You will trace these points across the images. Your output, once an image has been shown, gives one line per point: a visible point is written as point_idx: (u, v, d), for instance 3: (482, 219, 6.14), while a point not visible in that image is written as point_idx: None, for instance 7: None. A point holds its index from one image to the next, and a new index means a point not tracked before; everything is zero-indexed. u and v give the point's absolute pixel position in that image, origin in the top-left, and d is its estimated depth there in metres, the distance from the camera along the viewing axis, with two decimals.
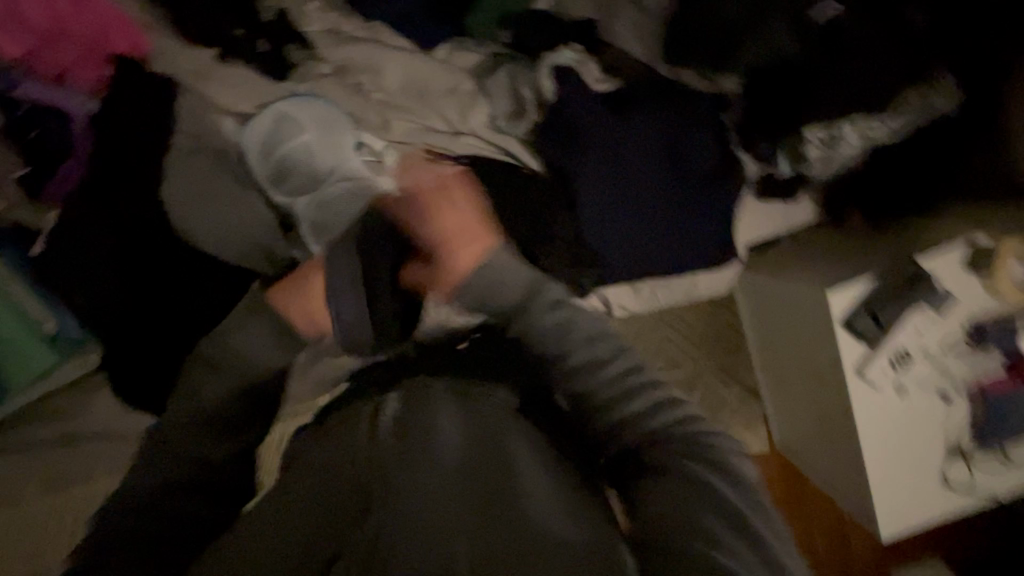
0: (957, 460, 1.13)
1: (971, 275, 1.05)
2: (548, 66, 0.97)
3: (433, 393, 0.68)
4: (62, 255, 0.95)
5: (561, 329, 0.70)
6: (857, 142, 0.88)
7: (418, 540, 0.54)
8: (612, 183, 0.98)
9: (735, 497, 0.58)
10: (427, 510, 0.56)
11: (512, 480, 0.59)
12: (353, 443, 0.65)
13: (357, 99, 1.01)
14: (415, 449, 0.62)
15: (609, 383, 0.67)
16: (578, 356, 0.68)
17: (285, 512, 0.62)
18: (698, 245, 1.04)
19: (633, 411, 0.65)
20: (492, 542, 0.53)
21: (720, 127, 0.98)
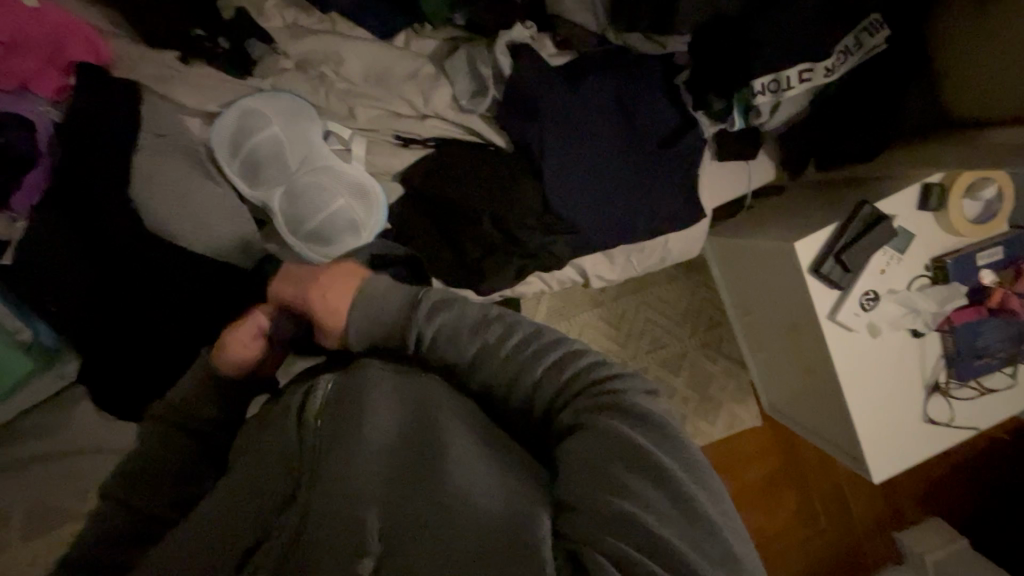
0: (932, 390, 1.18)
1: (925, 213, 1.11)
2: (505, 43, 1.00)
3: (359, 369, 0.61)
4: (31, 265, 0.94)
5: (449, 327, 0.60)
6: (805, 88, 0.93)
7: (333, 528, 0.49)
8: (576, 150, 1.01)
9: (668, 455, 0.49)
10: (340, 485, 0.51)
11: (433, 447, 0.52)
12: (284, 432, 0.60)
13: (321, 90, 1.04)
14: (337, 425, 0.56)
15: (510, 366, 0.58)
16: (471, 353, 0.59)
17: (217, 505, 0.58)
18: (665, 207, 1.08)
19: (538, 384, 0.57)
20: (400, 518, 0.48)
21: (673, 90, 1.03)
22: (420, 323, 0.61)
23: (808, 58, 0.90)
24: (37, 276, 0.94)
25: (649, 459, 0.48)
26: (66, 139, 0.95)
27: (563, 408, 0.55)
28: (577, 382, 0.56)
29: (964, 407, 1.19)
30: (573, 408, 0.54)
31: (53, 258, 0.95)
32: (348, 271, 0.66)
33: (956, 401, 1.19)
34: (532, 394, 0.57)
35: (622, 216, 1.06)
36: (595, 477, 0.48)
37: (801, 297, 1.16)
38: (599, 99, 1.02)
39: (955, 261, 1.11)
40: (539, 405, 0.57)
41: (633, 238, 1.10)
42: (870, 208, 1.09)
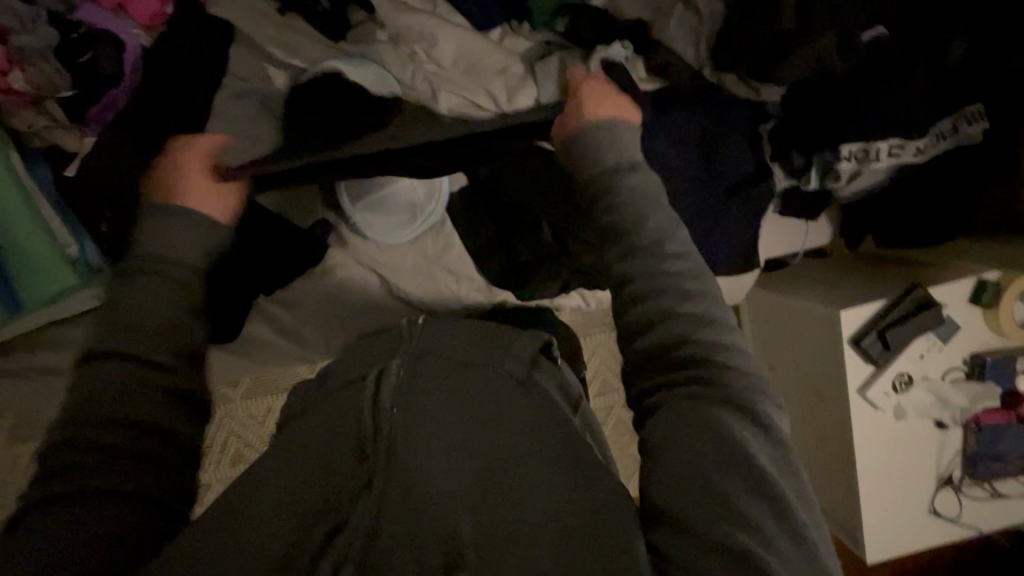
0: (944, 483, 1.18)
1: (976, 307, 1.10)
2: (601, 58, 0.99)
3: (442, 360, 0.60)
4: (92, 181, 0.95)
5: (641, 206, 0.65)
6: (888, 163, 0.93)
7: (432, 535, 0.46)
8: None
9: (777, 467, 0.49)
10: (422, 481, 0.49)
11: (517, 454, 0.51)
12: (356, 408, 0.55)
13: (409, 67, 1.03)
14: (414, 412, 0.54)
15: (663, 270, 0.59)
16: (648, 235, 0.62)
17: (273, 470, 0.53)
18: (722, 251, 1.08)
19: (667, 310, 0.57)
20: (492, 532, 0.46)
21: (755, 138, 1.03)
22: (619, 183, 0.67)
23: (900, 134, 0.91)
24: (98, 194, 0.95)
25: (761, 470, 0.48)
26: (153, 66, 0.95)
27: (671, 364, 0.55)
28: (698, 349, 0.55)
29: (973, 507, 1.18)
30: (683, 384, 0.53)
31: (113, 179, 0.95)
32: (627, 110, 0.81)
33: (967, 498, 1.18)
34: (650, 320, 0.57)
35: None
36: (706, 491, 0.47)
37: (834, 366, 1.16)
38: (682, 133, 1.02)
39: (994, 362, 1.10)
40: (645, 335, 0.57)
41: None
42: (921, 292, 1.09)
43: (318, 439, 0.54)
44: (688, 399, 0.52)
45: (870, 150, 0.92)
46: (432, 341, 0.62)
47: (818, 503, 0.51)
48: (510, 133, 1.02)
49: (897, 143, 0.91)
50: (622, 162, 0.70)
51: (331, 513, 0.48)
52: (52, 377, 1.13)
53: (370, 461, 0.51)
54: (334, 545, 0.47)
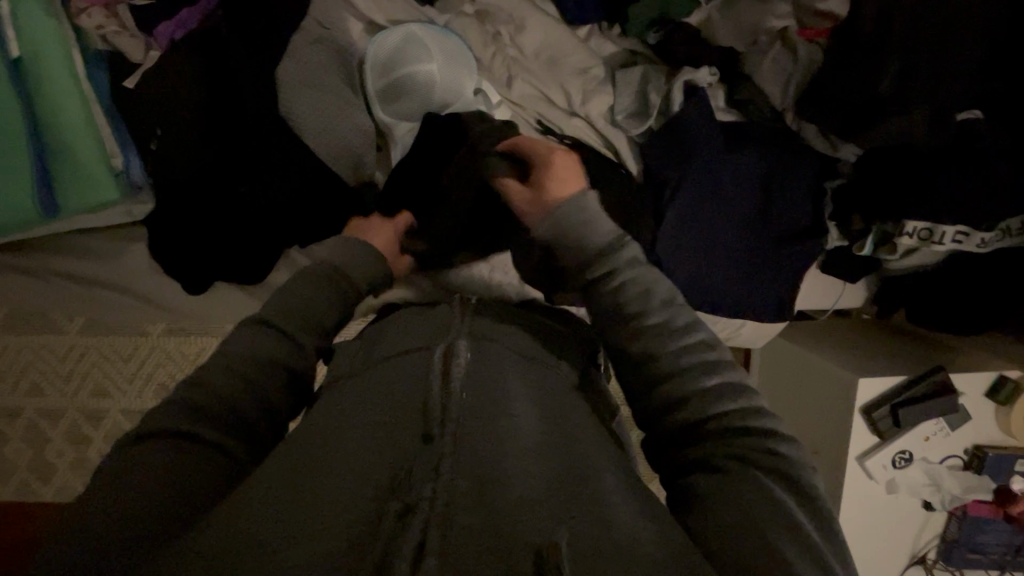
0: (916, 561, 1.21)
1: (990, 402, 1.11)
2: (684, 81, 0.98)
3: (506, 359, 0.62)
4: (151, 96, 0.92)
5: (641, 285, 0.61)
6: (948, 248, 0.93)
7: (504, 518, 0.42)
8: (704, 209, 1.00)
9: (822, 539, 0.46)
10: (491, 465, 0.47)
11: (595, 471, 0.50)
12: (424, 388, 0.56)
13: (490, 48, 1.01)
14: (483, 404, 0.53)
15: (674, 352, 0.57)
16: (654, 317, 0.59)
17: (342, 434, 0.52)
18: (761, 297, 1.07)
19: (696, 388, 0.55)
20: (578, 536, 0.42)
21: (819, 191, 1.02)
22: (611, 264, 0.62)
23: (968, 222, 0.89)
24: (154, 109, 0.93)
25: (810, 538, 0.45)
26: None
27: (710, 430, 0.53)
28: (724, 412, 0.54)
29: None
30: (716, 441, 0.53)
31: (171, 98, 0.92)
32: (568, 172, 0.72)
33: None
34: (683, 397, 0.55)
35: (718, 288, 1.05)
36: (756, 547, 0.44)
37: (838, 431, 1.17)
38: (748, 170, 1.00)
39: (995, 458, 1.11)
40: (686, 410, 0.55)
41: (716, 311, 1.08)
42: (941, 376, 1.10)
43: (386, 414, 0.54)
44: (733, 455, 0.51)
45: (935, 232, 0.91)
46: (485, 341, 0.64)
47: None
48: (576, 135, 1.01)
49: (963, 231, 0.90)
50: (609, 240, 0.64)
51: (394, 491, 0.44)
52: (68, 282, 1.12)
53: (436, 442, 0.48)
54: (390, 511, 0.42)
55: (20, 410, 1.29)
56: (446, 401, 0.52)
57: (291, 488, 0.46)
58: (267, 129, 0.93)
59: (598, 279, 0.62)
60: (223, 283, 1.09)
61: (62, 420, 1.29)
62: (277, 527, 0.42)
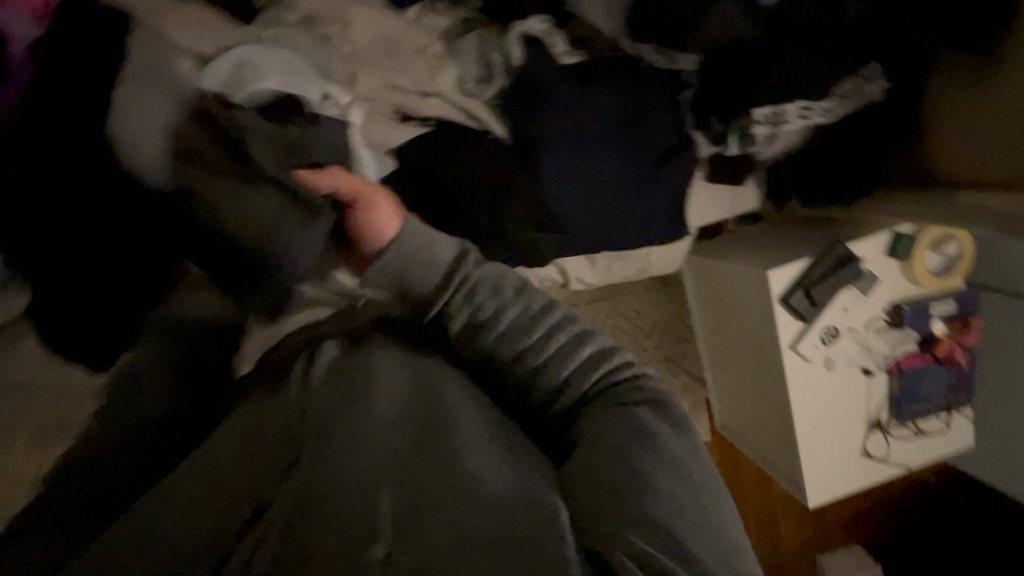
0: (873, 427, 1.25)
1: (892, 261, 1.17)
2: (518, 34, 1.00)
3: (377, 351, 0.70)
4: None
5: (493, 283, 0.73)
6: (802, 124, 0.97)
7: (343, 496, 0.48)
8: (579, 152, 1.03)
9: (675, 446, 0.62)
10: (340, 449, 0.53)
11: (447, 429, 0.57)
12: (288, 398, 0.64)
13: (324, 51, 1.00)
14: (336, 397, 0.61)
15: (556, 352, 0.70)
16: (510, 313, 0.72)
17: (225, 452, 0.61)
18: (653, 221, 1.11)
19: (574, 375, 0.70)
20: (413, 493, 0.49)
21: (676, 107, 1.04)
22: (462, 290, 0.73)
23: (806, 97, 0.95)
24: None
25: (642, 471, 0.58)
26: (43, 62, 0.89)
27: (586, 403, 0.68)
28: (563, 381, 0.69)
29: (899, 447, 1.26)
30: (569, 390, 0.69)
31: None
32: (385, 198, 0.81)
33: (893, 439, 1.26)
34: (560, 386, 0.69)
35: (608, 223, 1.09)
36: (604, 475, 0.58)
37: (768, 327, 1.21)
38: (607, 106, 1.02)
39: (911, 311, 1.17)
40: (572, 387, 0.69)
41: (616, 243, 1.12)
42: (842, 248, 1.14)
43: (265, 429, 0.62)
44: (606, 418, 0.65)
45: (781, 111, 0.96)
46: (351, 346, 0.72)
47: (702, 472, 0.61)
48: (436, 114, 1.03)
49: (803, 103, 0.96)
50: (454, 254, 0.75)
51: (256, 498, 0.52)
52: None
53: (294, 446, 0.56)
54: (253, 514, 0.51)
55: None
56: (304, 407, 0.61)
57: (170, 529, 0.53)
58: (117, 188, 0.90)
59: (444, 282, 0.73)
60: None
61: None
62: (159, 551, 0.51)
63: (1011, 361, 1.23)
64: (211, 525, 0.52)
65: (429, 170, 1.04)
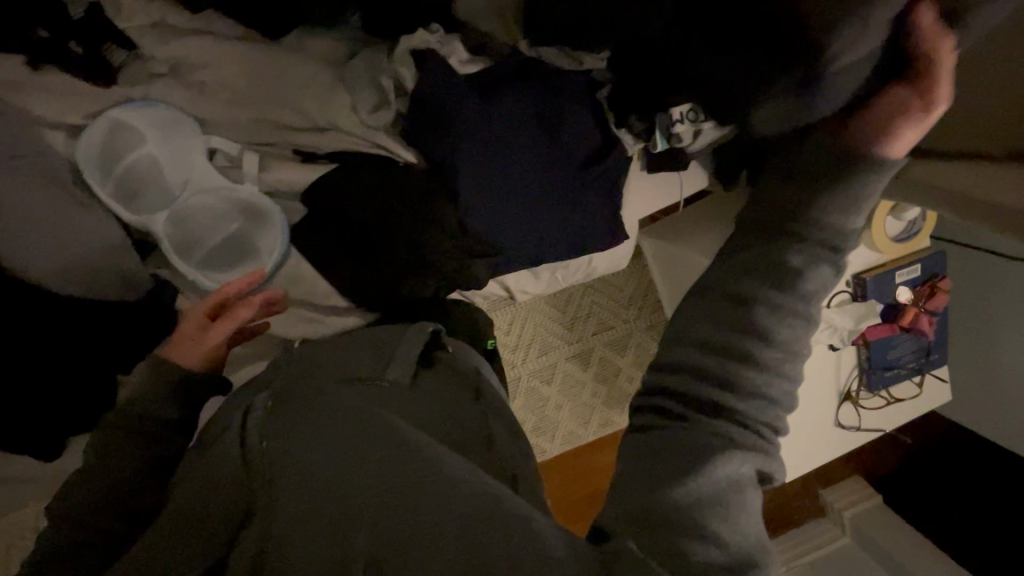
0: (843, 399, 1.22)
1: (852, 232, 1.10)
2: (405, 50, 0.90)
3: (323, 386, 0.63)
4: None
5: (838, 194, 0.49)
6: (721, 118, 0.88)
7: (315, 542, 0.48)
8: (501, 163, 0.95)
9: (758, 458, 0.47)
10: (304, 486, 0.51)
11: (420, 452, 0.53)
12: (226, 451, 0.57)
13: (203, 99, 0.92)
14: (295, 425, 0.57)
15: (780, 317, 0.48)
16: (825, 220, 0.49)
17: (167, 509, 0.56)
18: (590, 226, 1.04)
19: (749, 351, 0.47)
20: (391, 531, 0.47)
21: (595, 104, 0.96)
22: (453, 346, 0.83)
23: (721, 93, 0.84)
24: None
25: (716, 487, 0.45)
26: None
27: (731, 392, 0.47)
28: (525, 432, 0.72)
29: (872, 415, 1.24)
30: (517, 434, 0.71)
31: None
32: (188, 349, 0.81)
33: (865, 409, 1.23)
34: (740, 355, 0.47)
35: (535, 237, 1.01)
36: (642, 475, 0.46)
37: None
38: (531, 103, 0.95)
39: (874, 281, 1.11)
40: (743, 369, 0.47)
41: (544, 255, 1.05)
42: None
43: (207, 476, 0.56)
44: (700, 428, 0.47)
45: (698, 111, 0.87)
46: (308, 374, 0.69)
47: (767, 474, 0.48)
48: (337, 148, 0.96)
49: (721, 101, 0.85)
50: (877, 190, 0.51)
51: (218, 547, 0.51)
52: None
53: (254, 489, 0.53)
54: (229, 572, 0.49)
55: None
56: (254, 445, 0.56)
57: None
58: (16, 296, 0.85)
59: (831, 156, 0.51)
60: None
61: None
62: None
63: (988, 311, 1.17)
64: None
65: (341, 212, 0.97)
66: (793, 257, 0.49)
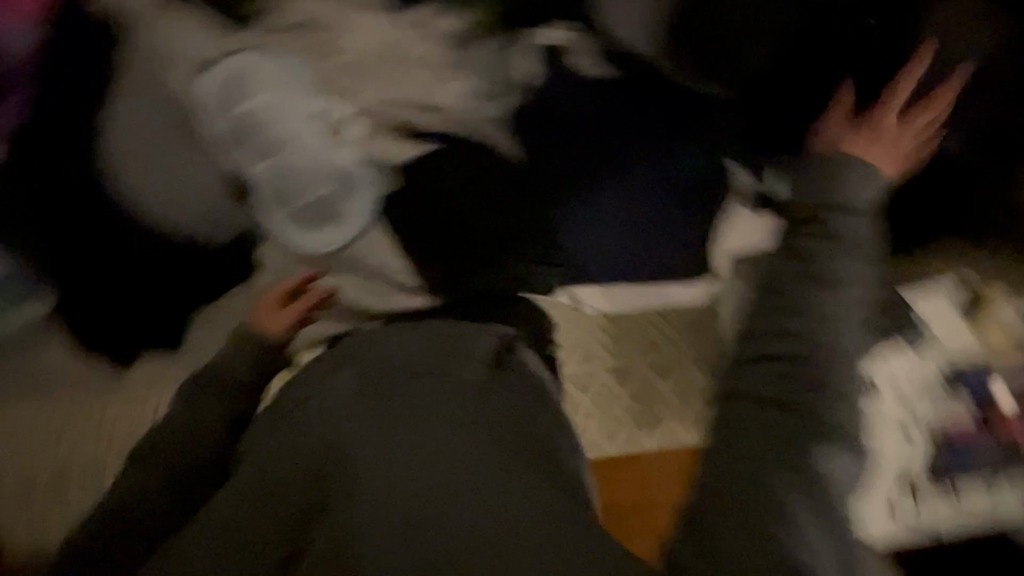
0: None
1: (966, 320, 0.99)
2: (540, 43, 0.89)
3: (392, 376, 0.66)
4: (16, 201, 0.94)
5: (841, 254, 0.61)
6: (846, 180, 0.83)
7: (436, 541, 0.51)
8: (614, 167, 0.92)
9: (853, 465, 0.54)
10: (413, 479, 0.55)
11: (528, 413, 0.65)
12: (321, 433, 0.62)
13: (326, 58, 0.93)
14: (366, 430, 0.60)
15: (817, 330, 0.57)
16: (842, 271, 0.60)
17: (262, 496, 0.60)
18: (681, 258, 0.98)
19: (805, 366, 0.55)
20: (514, 527, 0.52)
21: (716, 134, 0.91)
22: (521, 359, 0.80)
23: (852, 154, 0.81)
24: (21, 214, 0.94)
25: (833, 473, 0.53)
26: (74, 88, 0.94)
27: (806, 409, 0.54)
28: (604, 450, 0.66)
29: None
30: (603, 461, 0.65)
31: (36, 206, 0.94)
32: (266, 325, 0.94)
33: None
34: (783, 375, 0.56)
35: (619, 256, 0.97)
36: (748, 517, 0.50)
37: None
38: (659, 109, 0.90)
39: None
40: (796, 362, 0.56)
41: (634, 276, 0.99)
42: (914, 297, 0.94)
43: (307, 463, 0.60)
44: (703, 495, 0.53)
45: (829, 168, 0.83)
46: (372, 364, 0.69)
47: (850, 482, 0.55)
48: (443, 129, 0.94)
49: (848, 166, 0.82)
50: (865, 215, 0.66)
51: (324, 537, 0.55)
52: None
53: (333, 488, 0.57)
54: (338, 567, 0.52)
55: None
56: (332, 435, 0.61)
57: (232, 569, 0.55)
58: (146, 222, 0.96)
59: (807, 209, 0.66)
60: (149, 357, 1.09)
61: None
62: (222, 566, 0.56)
63: None
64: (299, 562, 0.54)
65: (432, 192, 0.95)
66: (835, 277, 0.59)
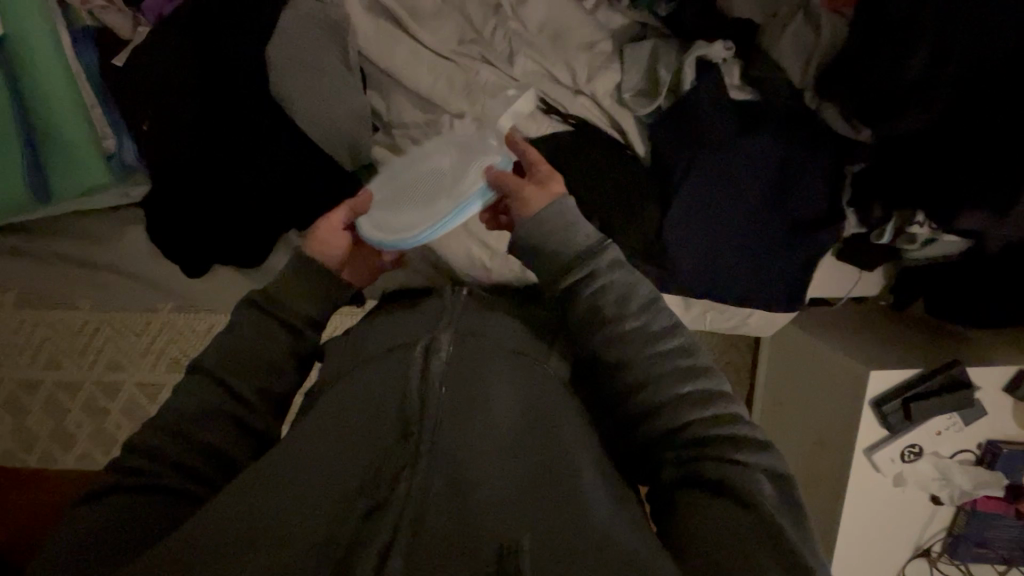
0: (920, 553, 1.17)
1: (1007, 399, 1.08)
2: (696, 57, 0.93)
3: (484, 361, 0.62)
4: (141, 76, 0.90)
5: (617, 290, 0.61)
6: (923, 249, 0.98)
7: (470, 531, 0.47)
8: (702, 207, 0.96)
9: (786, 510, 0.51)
10: (465, 464, 0.52)
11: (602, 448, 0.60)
12: (401, 390, 0.59)
13: (492, 20, 0.96)
14: (453, 409, 0.56)
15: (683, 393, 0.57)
16: (645, 323, 0.60)
17: (321, 441, 0.57)
18: (767, 288, 1.03)
19: (671, 395, 0.56)
20: (549, 546, 0.46)
21: (839, 176, 0.96)
22: (583, 281, 0.62)
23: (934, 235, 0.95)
24: (145, 91, 0.90)
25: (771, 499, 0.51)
26: None
27: (686, 438, 0.55)
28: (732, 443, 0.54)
29: None
30: (720, 460, 0.53)
31: (162, 86, 0.90)
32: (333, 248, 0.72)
33: (939, 573, 1.18)
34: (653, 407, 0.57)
35: (710, 272, 1.01)
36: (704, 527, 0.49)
37: (847, 423, 1.13)
38: (752, 162, 0.95)
39: (1009, 455, 1.07)
40: (671, 424, 0.56)
41: (725, 299, 1.04)
42: (956, 371, 1.05)
43: (369, 422, 0.57)
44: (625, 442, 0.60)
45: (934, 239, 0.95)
46: (471, 338, 0.65)
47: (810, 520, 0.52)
48: (582, 115, 0.97)
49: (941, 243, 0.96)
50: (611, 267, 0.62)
51: (364, 495, 0.50)
52: (65, 265, 1.10)
53: (402, 448, 0.53)
54: (358, 541, 0.46)
55: (39, 381, 1.34)
56: (421, 401, 0.56)
57: (265, 495, 0.51)
58: (277, 125, 0.93)
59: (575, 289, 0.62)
60: (223, 268, 1.09)
61: (77, 393, 1.34)
62: (233, 513, 0.50)
63: None
64: (330, 511, 0.49)
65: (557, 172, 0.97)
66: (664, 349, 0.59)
